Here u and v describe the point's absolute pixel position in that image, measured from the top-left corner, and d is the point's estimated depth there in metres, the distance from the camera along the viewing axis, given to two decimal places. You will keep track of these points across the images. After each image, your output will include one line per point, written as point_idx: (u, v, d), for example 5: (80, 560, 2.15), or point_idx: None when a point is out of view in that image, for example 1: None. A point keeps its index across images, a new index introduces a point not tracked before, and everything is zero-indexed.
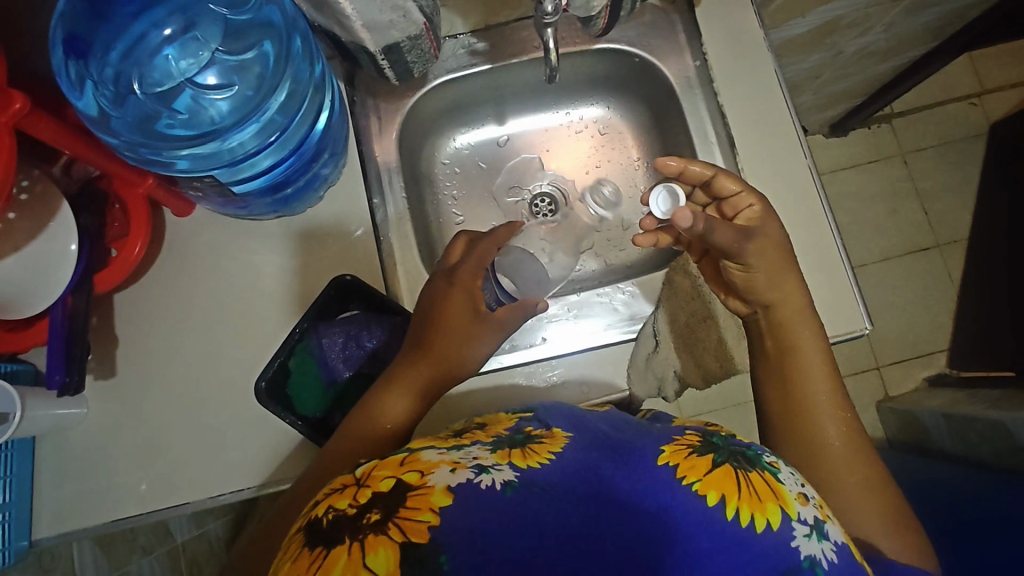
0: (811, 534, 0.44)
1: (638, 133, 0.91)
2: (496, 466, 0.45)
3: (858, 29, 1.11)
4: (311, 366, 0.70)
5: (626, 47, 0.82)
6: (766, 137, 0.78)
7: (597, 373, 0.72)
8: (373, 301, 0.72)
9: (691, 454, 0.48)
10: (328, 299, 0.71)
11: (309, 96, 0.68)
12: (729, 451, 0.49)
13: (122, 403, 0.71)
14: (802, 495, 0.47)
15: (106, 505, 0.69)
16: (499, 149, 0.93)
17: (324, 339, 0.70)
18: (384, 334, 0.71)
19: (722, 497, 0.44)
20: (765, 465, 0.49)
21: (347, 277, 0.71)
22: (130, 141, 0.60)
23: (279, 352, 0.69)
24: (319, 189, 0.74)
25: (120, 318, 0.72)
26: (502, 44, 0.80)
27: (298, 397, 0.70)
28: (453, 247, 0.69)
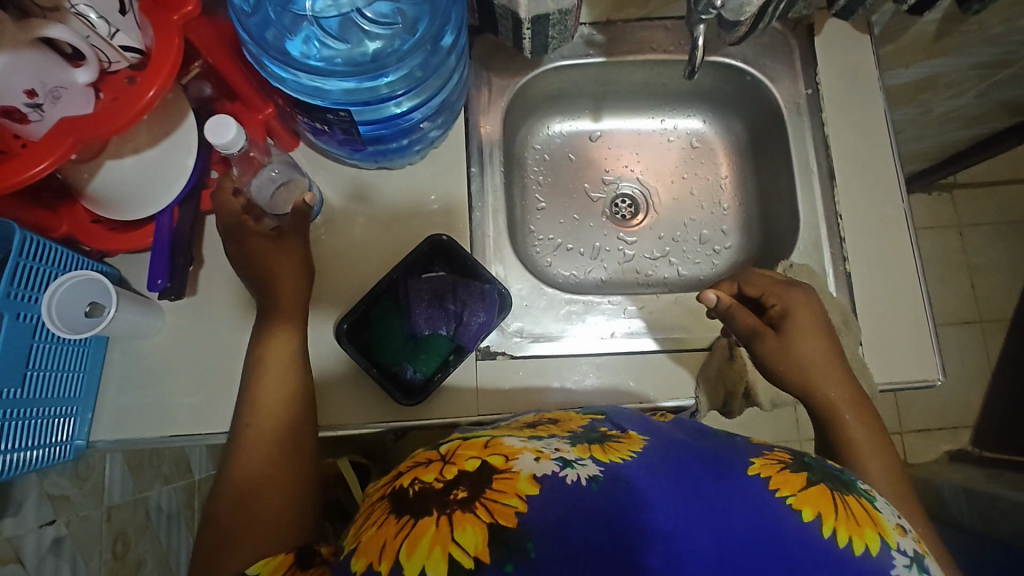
0: (912, 565, 0.41)
1: (730, 152, 0.92)
2: (580, 461, 0.45)
3: (953, 90, 1.11)
4: (396, 314, 0.71)
5: (741, 64, 0.82)
6: (867, 174, 0.78)
7: (668, 373, 0.72)
8: (461, 265, 0.73)
9: (784, 469, 0.46)
10: (418, 257, 0.72)
11: (437, 73, 0.67)
12: (824, 472, 0.47)
13: (198, 322, 0.72)
14: (900, 526, 0.45)
15: (165, 419, 0.70)
16: (590, 143, 0.94)
17: (410, 290, 0.71)
18: (468, 295, 0.71)
19: (818, 515, 0.42)
20: (860, 491, 0.47)
21: (444, 237, 0.72)
22: (256, 45, 0.60)
23: (368, 298, 0.70)
24: (414, 154, 0.75)
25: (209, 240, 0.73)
26: (619, 41, 0.81)
27: (376, 345, 0.70)
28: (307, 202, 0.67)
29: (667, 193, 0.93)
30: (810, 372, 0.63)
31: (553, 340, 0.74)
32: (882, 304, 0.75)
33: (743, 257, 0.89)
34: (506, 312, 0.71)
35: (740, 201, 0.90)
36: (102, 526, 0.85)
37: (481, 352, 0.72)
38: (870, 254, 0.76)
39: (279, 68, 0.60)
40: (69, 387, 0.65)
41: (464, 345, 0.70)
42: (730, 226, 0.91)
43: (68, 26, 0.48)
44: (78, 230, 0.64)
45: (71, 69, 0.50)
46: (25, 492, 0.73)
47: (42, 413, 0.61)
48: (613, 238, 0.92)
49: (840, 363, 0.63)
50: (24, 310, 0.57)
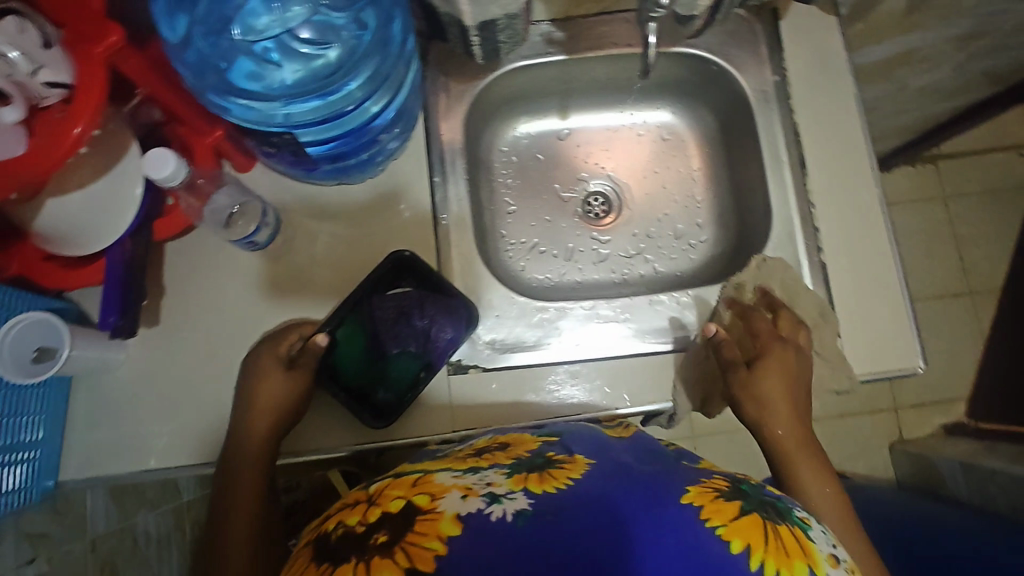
0: None
1: (701, 144, 0.90)
2: (510, 495, 0.43)
3: (929, 63, 1.09)
4: (362, 334, 0.70)
5: (705, 54, 0.80)
6: (838, 160, 0.76)
7: (644, 375, 0.71)
8: (427, 281, 0.71)
9: (719, 497, 0.46)
10: (381, 273, 0.70)
11: (393, 77, 0.65)
12: (761, 500, 0.47)
13: (163, 353, 0.70)
14: (833, 556, 0.46)
15: (135, 453, 0.69)
16: (559, 142, 0.92)
17: (374, 309, 0.70)
18: (433, 311, 0.70)
19: (748, 547, 0.42)
20: (795, 520, 0.47)
21: (405, 253, 0.70)
22: (200, 79, 0.59)
23: (332, 321, 0.68)
24: (380, 163, 0.73)
25: (169, 268, 0.71)
26: (579, 37, 0.79)
27: (343, 367, 0.69)
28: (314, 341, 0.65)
29: (640, 188, 0.91)
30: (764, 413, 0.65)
31: (527, 350, 0.73)
32: (858, 293, 0.74)
33: (719, 249, 0.87)
34: (473, 327, 0.70)
35: (714, 193, 0.89)
36: None
37: (453, 367, 0.71)
38: (844, 243, 0.75)
39: (221, 99, 0.59)
40: (32, 429, 0.64)
41: (434, 361, 0.70)
42: (704, 219, 0.89)
43: None
44: (28, 271, 0.62)
45: None
46: None
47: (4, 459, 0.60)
48: (587, 238, 0.90)
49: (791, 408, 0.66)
50: None
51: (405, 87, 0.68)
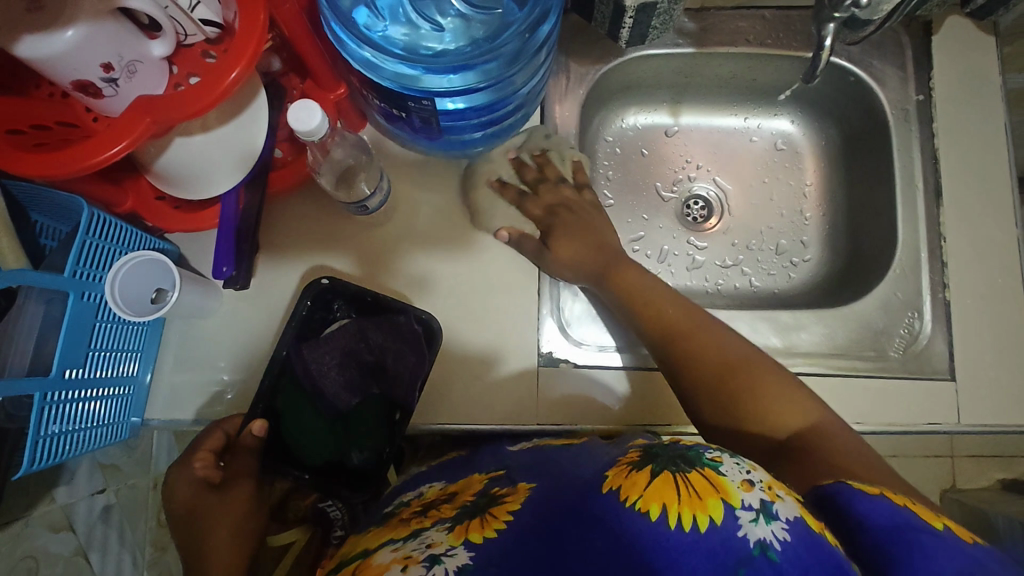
0: (757, 519, 0.43)
1: (818, 158, 0.85)
2: (450, 551, 0.45)
3: None
4: (301, 394, 0.67)
5: (845, 64, 0.75)
6: (976, 193, 0.71)
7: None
8: (358, 302, 0.67)
9: (631, 471, 0.48)
10: (309, 310, 0.66)
11: (528, 65, 0.62)
12: (670, 457, 0.48)
13: (256, 305, 0.69)
14: (747, 481, 0.46)
15: (218, 404, 0.68)
16: (666, 138, 0.88)
17: (311, 365, 0.67)
18: (375, 338, 0.68)
19: (662, 508, 0.44)
20: (705, 461, 0.47)
21: (323, 283, 0.66)
22: (340, 19, 0.56)
23: (259, 398, 0.65)
24: (481, 143, 0.72)
25: (272, 221, 0.70)
26: (712, 31, 0.75)
27: (296, 438, 0.67)
28: (250, 430, 0.63)
29: (744, 197, 0.87)
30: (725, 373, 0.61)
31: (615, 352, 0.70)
32: (982, 337, 0.69)
33: (824, 273, 0.82)
34: (436, 343, 0.66)
35: (825, 212, 0.84)
36: (149, 494, 0.85)
37: (543, 358, 0.69)
38: (973, 281, 0.70)
39: (343, 31, 0.57)
40: (128, 369, 0.64)
41: (406, 400, 0.66)
42: (812, 237, 0.84)
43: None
44: (140, 207, 0.62)
45: (147, 42, 0.47)
46: (78, 460, 0.73)
47: (100, 395, 0.60)
48: (683, 242, 0.86)
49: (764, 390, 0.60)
50: (87, 288, 0.55)
51: (535, 77, 0.66)
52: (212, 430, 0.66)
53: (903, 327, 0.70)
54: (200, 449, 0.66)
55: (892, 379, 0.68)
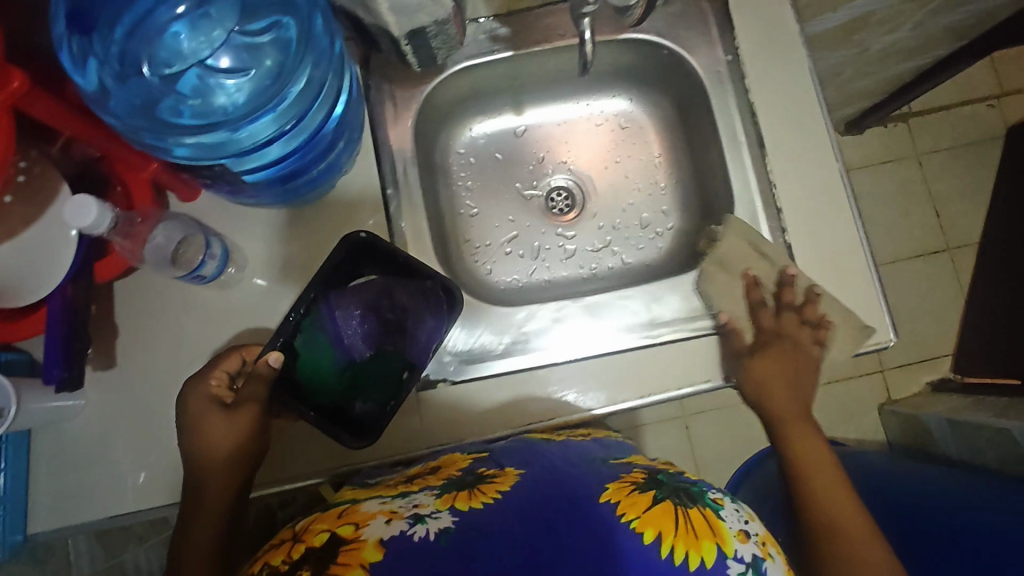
0: (743, 572, 0.50)
1: (661, 130, 0.88)
2: (433, 515, 0.53)
3: (886, 25, 1.05)
4: (325, 337, 0.68)
5: (655, 39, 0.78)
6: (796, 137, 0.75)
7: (618, 377, 0.70)
8: (385, 260, 0.68)
9: (634, 491, 0.55)
10: (340, 262, 0.66)
11: (328, 85, 0.63)
12: (674, 488, 0.56)
13: (122, 394, 0.68)
14: (742, 532, 0.54)
15: (106, 501, 0.67)
16: (517, 139, 0.89)
17: (334, 312, 0.68)
18: (400, 298, 0.70)
19: (657, 535, 0.51)
20: (706, 502, 0.56)
21: (360, 235, 0.66)
22: (130, 124, 0.56)
23: (285, 332, 0.64)
24: (333, 178, 0.70)
25: (121, 307, 0.69)
26: (526, 31, 0.77)
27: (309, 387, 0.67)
28: (265, 360, 0.61)
29: (602, 180, 0.89)
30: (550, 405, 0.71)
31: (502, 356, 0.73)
32: (825, 270, 0.73)
33: (687, 238, 0.86)
34: (454, 311, 0.69)
35: (678, 179, 0.87)
36: None
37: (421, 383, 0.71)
38: (808, 220, 0.73)
39: (160, 137, 0.58)
40: None
41: (415, 359, 0.69)
42: (670, 205, 0.87)
43: None
44: None
45: None
46: None
47: None
48: (553, 235, 0.88)
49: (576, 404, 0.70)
50: None
51: (344, 93, 0.66)
52: (230, 354, 0.64)
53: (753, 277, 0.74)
54: (213, 370, 0.63)
55: None
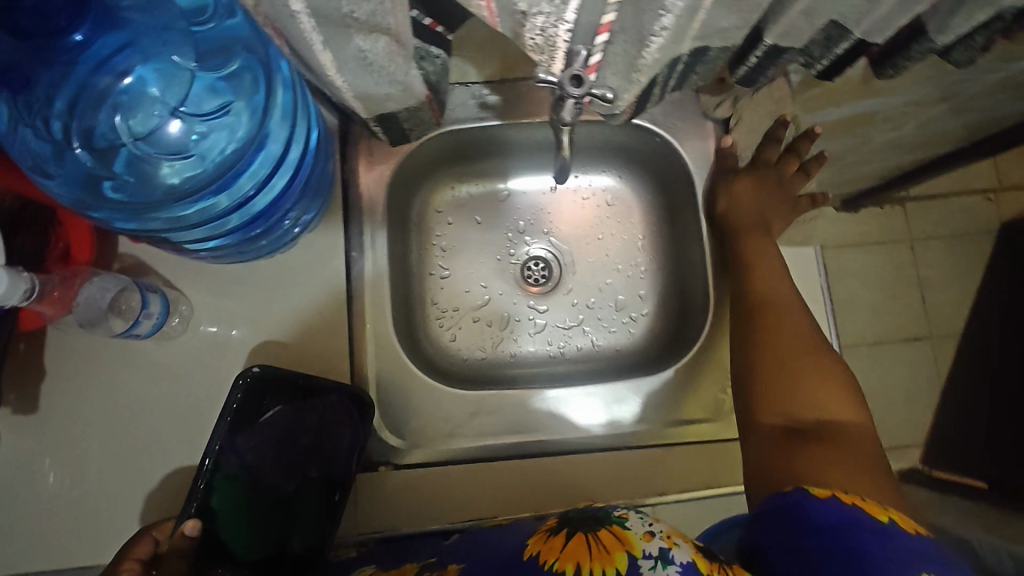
0: (654, 566, 0.47)
1: (647, 211, 0.85)
2: None
3: (891, 122, 1.03)
4: (241, 488, 0.62)
5: (649, 126, 0.76)
6: (780, 246, 0.72)
7: (573, 477, 0.67)
8: (294, 389, 0.65)
9: (549, 536, 0.51)
10: (241, 402, 0.62)
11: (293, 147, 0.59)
12: (582, 517, 0.53)
13: (42, 442, 0.64)
14: (648, 531, 0.50)
15: (11, 553, 0.63)
16: (498, 204, 0.86)
17: (244, 457, 0.63)
18: (316, 420, 0.66)
19: (577, 566, 0.47)
20: (612, 519, 0.52)
21: (254, 370, 0.62)
22: (82, 199, 0.54)
23: (194, 497, 0.59)
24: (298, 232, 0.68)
25: (52, 349, 0.65)
26: (516, 103, 0.75)
27: (237, 543, 0.61)
28: (182, 531, 0.56)
29: (581, 255, 0.87)
30: (524, 480, 0.67)
31: (471, 440, 0.69)
32: None
33: (661, 327, 0.83)
34: (367, 416, 0.66)
35: (659, 265, 0.84)
36: None
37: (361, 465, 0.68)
38: None
39: (111, 214, 0.55)
40: None
41: (343, 477, 0.65)
42: (647, 290, 0.85)
43: None
44: None
45: None
46: None
47: None
48: (524, 307, 0.85)
49: (545, 481, 0.67)
50: None
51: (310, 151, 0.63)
52: (139, 539, 0.56)
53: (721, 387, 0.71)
54: (123, 561, 0.54)
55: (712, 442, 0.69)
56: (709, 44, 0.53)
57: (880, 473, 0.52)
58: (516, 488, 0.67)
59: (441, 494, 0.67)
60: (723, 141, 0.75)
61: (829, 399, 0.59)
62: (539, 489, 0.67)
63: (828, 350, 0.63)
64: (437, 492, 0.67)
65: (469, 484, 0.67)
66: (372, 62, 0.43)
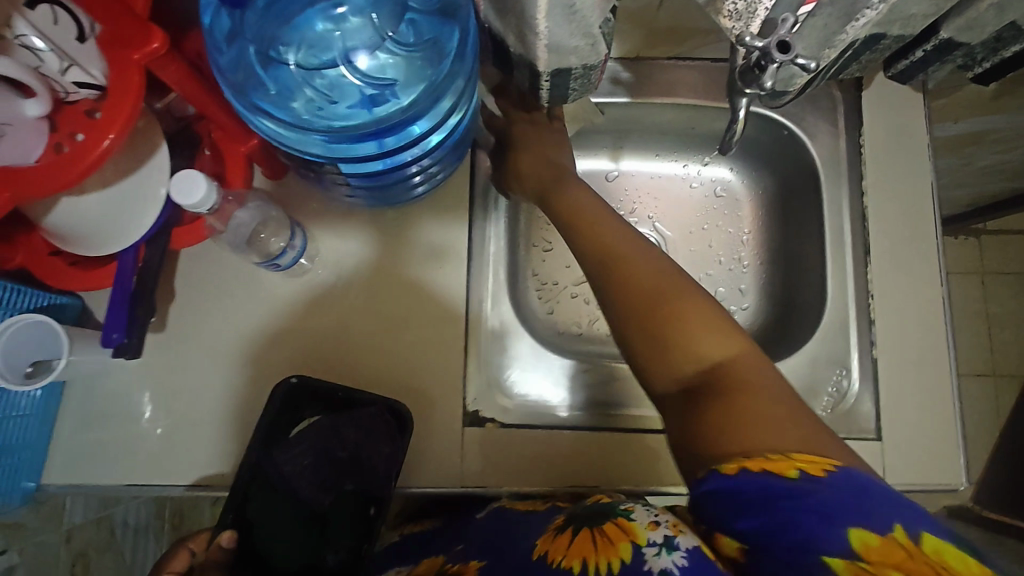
0: (659, 552, 0.45)
1: (756, 205, 0.85)
2: None
3: (1000, 144, 1.01)
4: (278, 498, 0.64)
5: (779, 117, 0.75)
6: (903, 250, 0.71)
7: (638, 474, 0.66)
8: (330, 401, 0.64)
9: (557, 533, 0.51)
10: (279, 413, 0.62)
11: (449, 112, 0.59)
12: (589, 512, 0.52)
13: (164, 361, 0.65)
14: (654, 521, 0.48)
15: (126, 464, 0.64)
16: (607, 183, 0.86)
17: (282, 467, 0.63)
18: (355, 432, 0.64)
19: (583, 561, 0.47)
20: (618, 511, 0.51)
21: (291, 381, 0.61)
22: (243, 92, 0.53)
23: (231, 506, 0.61)
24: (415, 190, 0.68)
25: (183, 272, 0.67)
26: (646, 81, 0.75)
27: (277, 550, 0.64)
28: (218, 542, 0.59)
29: (684, 242, 0.86)
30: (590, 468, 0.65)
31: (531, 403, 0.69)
32: (905, 393, 0.69)
33: (759, 323, 0.82)
34: (407, 432, 0.62)
35: (764, 261, 0.83)
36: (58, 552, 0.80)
37: (467, 418, 0.66)
38: (900, 337, 0.70)
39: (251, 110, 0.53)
40: (18, 430, 0.60)
41: (379, 495, 0.63)
42: (748, 284, 0.84)
43: (12, 57, 0.43)
44: (34, 264, 0.57)
45: (20, 102, 0.44)
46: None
47: None
48: None
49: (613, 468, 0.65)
50: None
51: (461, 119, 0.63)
52: (178, 551, 0.62)
53: (831, 384, 0.70)
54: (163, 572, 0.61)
55: None
56: (887, 31, 0.54)
57: (800, 411, 0.46)
58: (583, 474, 0.65)
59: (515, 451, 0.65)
60: (856, 140, 0.74)
61: (712, 346, 0.49)
62: (606, 473, 0.65)
63: (688, 277, 0.54)
64: (514, 452, 0.65)
65: (535, 458, 0.65)
66: (578, 12, 0.44)
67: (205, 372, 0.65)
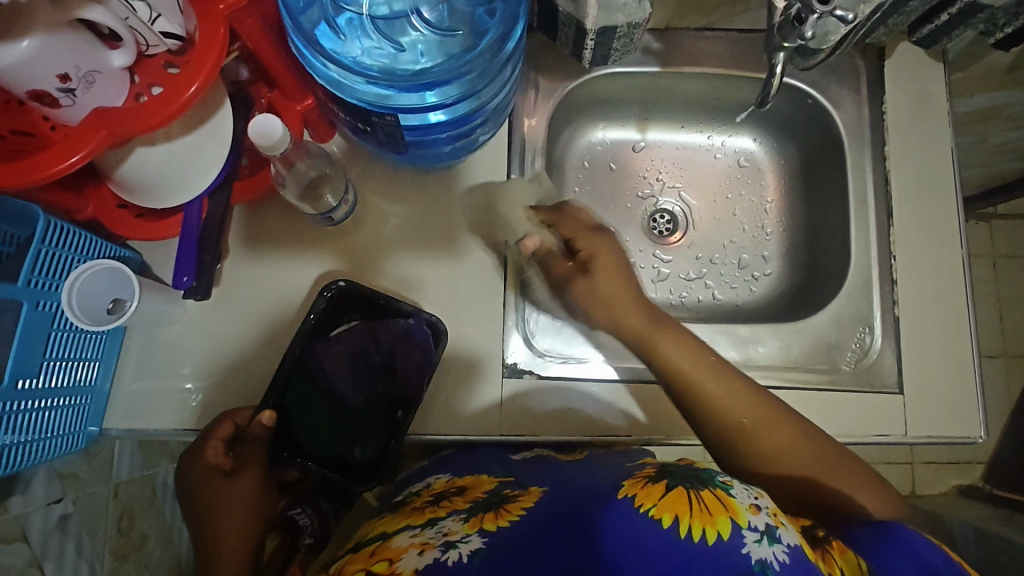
0: (761, 540, 0.45)
1: (779, 175, 0.88)
2: (465, 538, 0.48)
3: (1014, 121, 1.03)
4: (315, 393, 0.67)
5: (804, 86, 0.78)
6: (923, 213, 0.74)
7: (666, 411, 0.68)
8: (370, 304, 0.67)
9: (647, 483, 0.50)
10: (325, 313, 0.65)
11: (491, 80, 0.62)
12: (684, 474, 0.51)
13: (219, 313, 0.69)
14: (755, 505, 0.48)
15: (184, 410, 0.67)
16: (633, 153, 0.89)
17: (324, 364, 0.67)
18: (394, 334, 0.67)
19: (675, 518, 0.46)
20: (717, 482, 0.50)
21: (338, 285, 0.65)
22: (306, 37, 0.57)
23: (273, 391, 0.64)
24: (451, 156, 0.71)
25: (236, 230, 0.70)
26: (676, 51, 0.78)
27: (308, 436, 0.68)
28: (258, 419, 0.63)
29: (707, 210, 0.89)
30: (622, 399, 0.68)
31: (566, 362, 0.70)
32: (926, 349, 0.72)
33: (782, 288, 0.85)
34: (441, 341, 0.65)
35: (786, 228, 0.86)
36: None
37: (507, 369, 0.69)
38: (920, 295, 0.73)
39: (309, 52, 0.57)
40: (84, 375, 0.63)
41: (409, 400, 0.66)
42: (771, 251, 0.87)
43: (107, 6, 0.45)
44: (103, 214, 0.62)
45: (106, 52, 0.47)
46: None
47: (61, 404, 0.60)
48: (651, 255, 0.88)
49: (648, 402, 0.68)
50: (43, 298, 0.55)
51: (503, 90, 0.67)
52: (223, 420, 0.64)
53: (855, 341, 0.73)
54: (209, 440, 0.63)
55: (844, 392, 0.71)
56: None
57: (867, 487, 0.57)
58: (613, 410, 0.68)
59: (545, 403, 0.68)
60: (878, 108, 0.77)
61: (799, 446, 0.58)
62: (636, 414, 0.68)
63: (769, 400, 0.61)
64: (545, 405, 0.68)
65: (567, 399, 0.68)
66: None
67: (258, 324, 0.69)
